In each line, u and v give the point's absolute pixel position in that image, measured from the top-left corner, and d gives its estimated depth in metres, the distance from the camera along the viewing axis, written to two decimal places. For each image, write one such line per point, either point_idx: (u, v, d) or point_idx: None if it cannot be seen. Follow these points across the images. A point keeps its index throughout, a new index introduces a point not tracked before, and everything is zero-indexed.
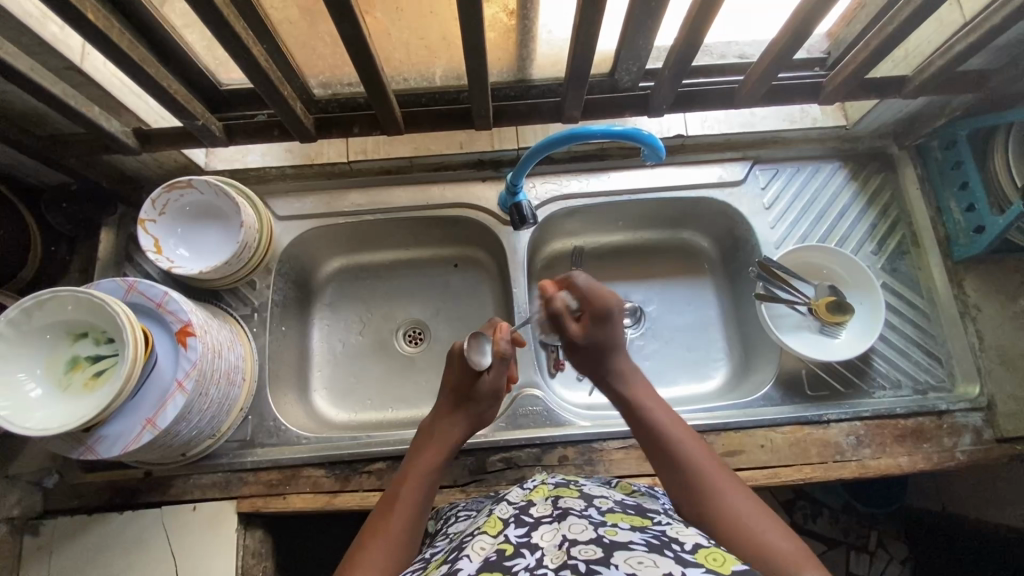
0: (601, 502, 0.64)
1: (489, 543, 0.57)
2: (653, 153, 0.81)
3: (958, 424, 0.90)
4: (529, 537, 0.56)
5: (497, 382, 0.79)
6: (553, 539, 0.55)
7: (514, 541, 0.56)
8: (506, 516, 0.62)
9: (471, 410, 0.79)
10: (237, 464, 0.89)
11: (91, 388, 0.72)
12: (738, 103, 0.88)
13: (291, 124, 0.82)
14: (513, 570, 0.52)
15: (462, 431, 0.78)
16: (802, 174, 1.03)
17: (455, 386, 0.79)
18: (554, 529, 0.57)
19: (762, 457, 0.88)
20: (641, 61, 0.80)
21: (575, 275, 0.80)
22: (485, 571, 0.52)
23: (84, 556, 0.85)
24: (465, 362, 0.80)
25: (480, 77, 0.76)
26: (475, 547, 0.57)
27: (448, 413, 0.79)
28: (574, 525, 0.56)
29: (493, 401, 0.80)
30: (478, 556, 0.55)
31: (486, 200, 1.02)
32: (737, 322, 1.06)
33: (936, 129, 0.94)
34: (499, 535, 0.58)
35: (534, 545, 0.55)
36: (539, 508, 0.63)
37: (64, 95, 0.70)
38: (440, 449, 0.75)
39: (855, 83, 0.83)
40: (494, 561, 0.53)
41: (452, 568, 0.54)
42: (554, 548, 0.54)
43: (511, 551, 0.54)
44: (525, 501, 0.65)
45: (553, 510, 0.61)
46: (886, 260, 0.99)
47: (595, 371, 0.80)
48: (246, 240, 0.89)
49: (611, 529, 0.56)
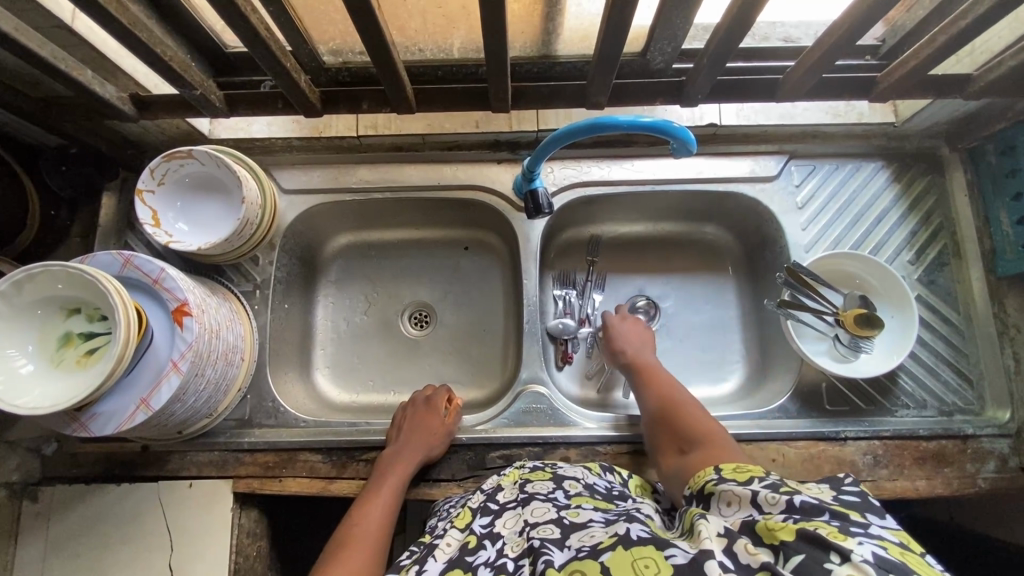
0: (570, 484, 0.66)
1: (457, 537, 0.61)
2: (682, 147, 0.75)
3: (984, 450, 0.85)
4: (492, 526, 0.60)
5: (453, 421, 0.87)
6: (513, 526, 0.59)
7: (478, 533, 0.60)
8: (475, 507, 0.66)
9: (428, 436, 0.84)
10: (234, 443, 0.88)
11: (84, 366, 0.70)
12: (782, 96, 0.81)
13: (295, 98, 0.77)
14: (474, 564, 0.56)
15: (422, 454, 0.83)
16: (840, 172, 0.96)
17: (410, 413, 0.87)
18: (516, 515, 0.61)
19: (773, 472, 0.84)
20: (676, 41, 0.73)
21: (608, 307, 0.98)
22: (450, 570, 0.56)
23: (78, 525, 0.85)
24: (431, 398, 0.89)
25: (501, 55, 0.70)
26: (442, 544, 0.60)
27: (407, 444, 0.82)
28: (535, 509, 0.60)
29: (447, 435, 0.86)
30: (444, 555, 0.59)
31: (501, 182, 0.97)
32: (757, 324, 1.01)
33: (995, 132, 0.87)
34: (465, 528, 0.62)
35: (496, 535, 0.59)
36: (505, 494, 0.67)
37: (54, 58, 0.65)
38: (399, 471, 0.81)
39: (914, 81, 0.75)
40: (457, 557, 0.57)
41: (418, 568, 0.57)
42: (514, 535, 0.57)
43: (473, 544, 0.59)
44: (495, 487, 0.70)
45: (519, 495, 0.65)
46: (923, 270, 0.93)
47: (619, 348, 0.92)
48: (247, 216, 0.85)
49: (573, 511, 0.59)
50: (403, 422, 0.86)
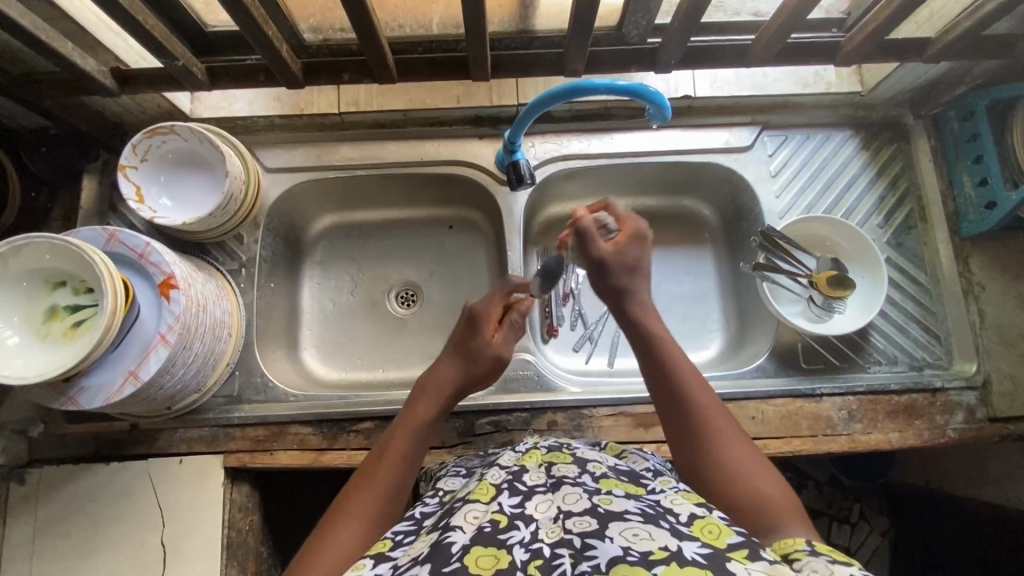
0: (595, 467, 0.64)
1: (482, 511, 0.56)
2: (658, 112, 0.77)
3: (952, 402, 0.89)
4: (523, 508, 0.55)
5: (505, 348, 0.78)
6: (547, 511, 0.55)
7: (508, 512, 0.55)
8: (497, 483, 0.60)
9: (472, 367, 0.76)
10: (223, 419, 0.89)
11: (72, 338, 0.70)
12: (751, 62, 0.83)
13: (277, 69, 0.78)
14: (508, 544, 0.51)
15: (458, 386, 0.75)
16: (811, 142, 0.99)
17: (461, 337, 0.78)
18: (548, 499, 0.57)
19: (752, 429, 0.87)
20: (650, 13, 0.75)
21: (612, 200, 0.79)
22: (479, 545, 0.51)
23: (68, 505, 0.85)
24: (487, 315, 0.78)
25: (478, 22, 0.71)
26: (465, 517, 0.55)
27: (444, 364, 0.76)
28: (569, 496, 0.56)
29: (496, 366, 0.78)
30: (471, 525, 0.54)
31: (483, 157, 0.99)
32: (735, 293, 1.04)
33: (955, 98, 0.91)
34: (491, 503, 0.56)
35: (529, 517, 0.54)
36: (531, 475, 0.61)
37: (34, 28, 0.66)
38: (434, 405, 0.73)
39: (876, 44, 0.78)
40: (488, 533, 0.52)
41: (444, 538, 0.53)
42: (549, 521, 0.54)
43: (504, 523, 0.53)
44: (517, 466, 0.64)
45: (547, 478, 0.61)
46: (892, 233, 0.96)
47: (610, 292, 0.75)
48: (231, 190, 0.85)
49: (605, 497, 0.56)
50: (462, 345, 0.77)
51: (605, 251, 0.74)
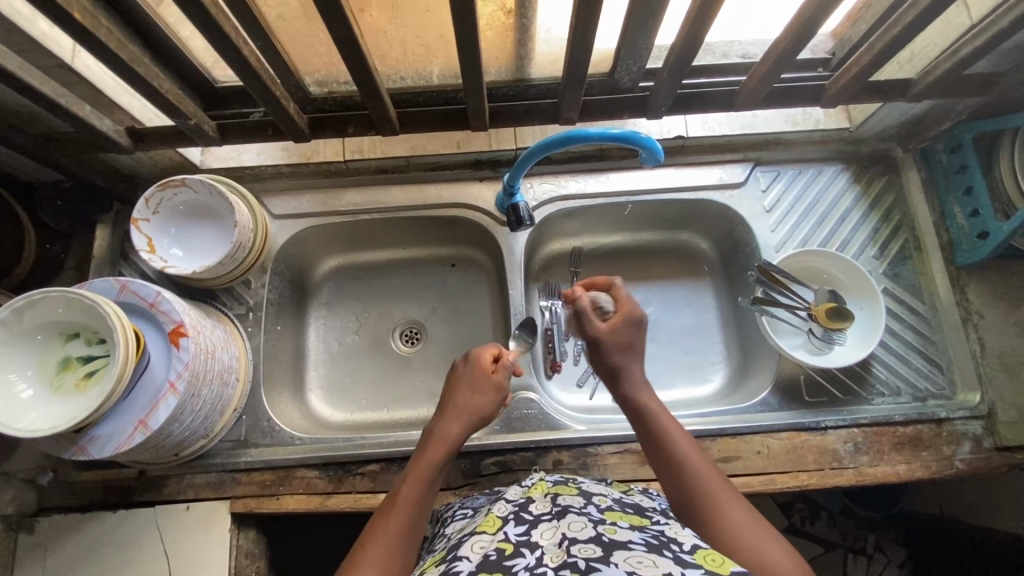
0: (600, 500, 0.64)
1: (488, 542, 0.56)
2: (651, 156, 0.79)
3: (957, 432, 0.89)
4: (529, 536, 0.55)
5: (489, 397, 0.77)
6: (552, 537, 0.54)
7: (514, 540, 0.55)
8: (504, 514, 0.61)
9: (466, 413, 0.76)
10: (230, 464, 0.89)
11: (83, 389, 0.72)
12: (738, 105, 0.87)
13: (285, 125, 0.82)
14: (512, 570, 0.50)
15: (460, 432, 0.75)
16: (803, 176, 1.02)
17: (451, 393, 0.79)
18: (553, 526, 0.56)
19: (758, 464, 0.87)
20: (641, 61, 0.79)
21: (616, 279, 0.85)
22: (484, 571, 0.50)
23: (76, 554, 0.85)
24: (478, 362, 0.80)
25: (476, 77, 0.75)
26: (472, 547, 0.55)
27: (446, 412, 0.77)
28: (573, 523, 0.55)
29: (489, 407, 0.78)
30: (477, 555, 0.54)
31: (483, 200, 1.01)
32: (735, 325, 1.05)
33: (942, 132, 0.93)
34: (497, 534, 0.57)
35: (534, 544, 0.54)
36: (537, 505, 0.62)
37: (55, 94, 0.70)
38: (437, 452, 0.73)
39: (858, 85, 0.81)
40: (493, 561, 0.52)
41: (450, 568, 0.52)
42: (553, 546, 0.52)
43: (510, 550, 0.53)
44: (524, 499, 0.64)
45: (552, 507, 0.60)
46: (888, 264, 0.98)
47: (604, 370, 0.78)
48: (239, 240, 0.88)
49: (610, 528, 0.56)
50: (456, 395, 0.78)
51: (600, 330, 0.79)
